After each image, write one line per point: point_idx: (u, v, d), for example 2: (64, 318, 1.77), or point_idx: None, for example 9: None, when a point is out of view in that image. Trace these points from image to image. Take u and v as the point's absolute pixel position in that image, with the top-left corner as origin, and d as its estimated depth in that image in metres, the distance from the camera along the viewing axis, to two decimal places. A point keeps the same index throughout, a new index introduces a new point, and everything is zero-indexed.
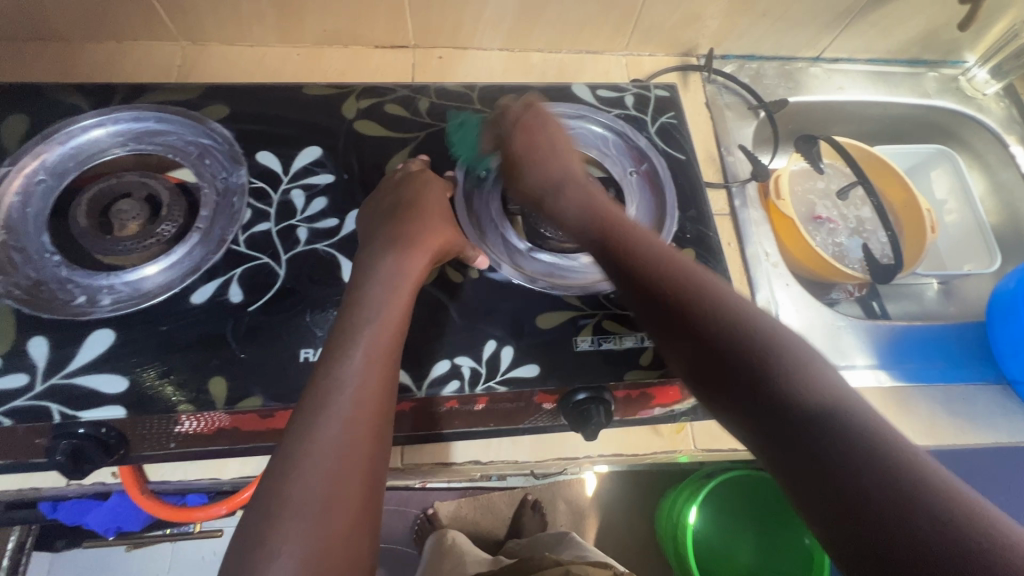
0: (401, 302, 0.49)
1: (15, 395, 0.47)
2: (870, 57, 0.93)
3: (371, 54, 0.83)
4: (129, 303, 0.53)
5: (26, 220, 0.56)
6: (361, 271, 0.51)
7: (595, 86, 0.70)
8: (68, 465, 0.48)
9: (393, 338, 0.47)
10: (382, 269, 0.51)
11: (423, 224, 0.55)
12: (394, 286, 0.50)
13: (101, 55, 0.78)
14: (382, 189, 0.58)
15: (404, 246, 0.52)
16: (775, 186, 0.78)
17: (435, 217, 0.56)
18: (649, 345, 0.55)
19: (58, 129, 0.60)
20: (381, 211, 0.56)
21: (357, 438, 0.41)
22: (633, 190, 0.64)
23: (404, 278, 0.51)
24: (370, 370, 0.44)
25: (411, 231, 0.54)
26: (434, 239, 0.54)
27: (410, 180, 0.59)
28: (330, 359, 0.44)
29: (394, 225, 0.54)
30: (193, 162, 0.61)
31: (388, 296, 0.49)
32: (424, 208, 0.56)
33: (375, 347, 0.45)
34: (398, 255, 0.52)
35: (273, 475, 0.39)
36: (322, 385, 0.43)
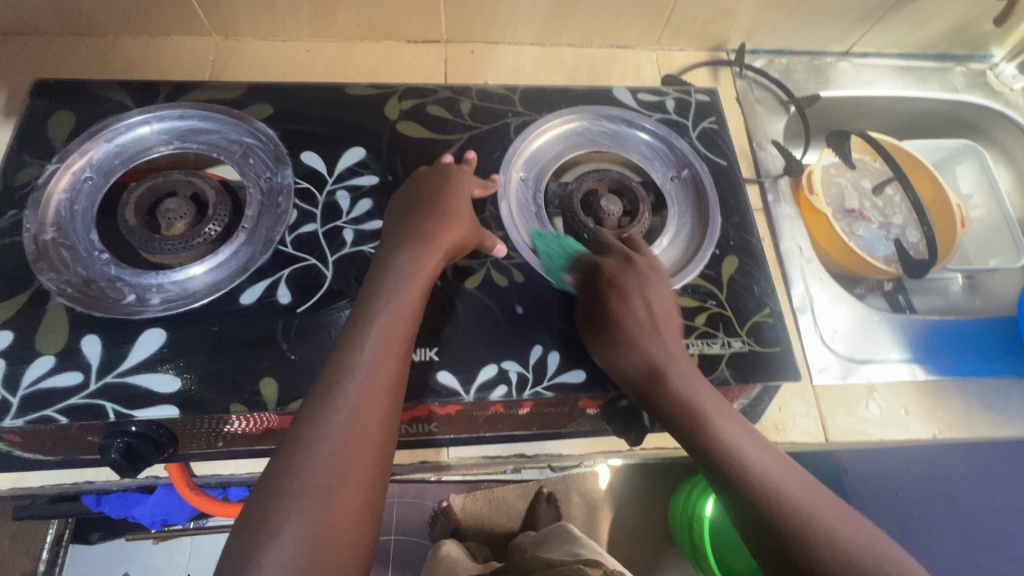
0: (416, 294, 0.49)
1: (70, 393, 0.48)
2: (898, 52, 0.93)
3: (403, 49, 0.83)
4: (179, 302, 0.53)
5: (74, 217, 0.56)
6: (382, 262, 0.51)
7: (635, 90, 0.69)
8: (122, 464, 0.48)
9: (406, 328, 0.47)
10: (398, 261, 0.51)
11: (443, 216, 0.54)
12: (409, 280, 0.50)
13: (136, 50, 0.78)
14: (409, 182, 0.58)
15: (420, 240, 0.52)
16: (808, 181, 0.79)
17: (458, 210, 0.55)
18: (695, 352, 0.55)
19: (104, 127, 0.60)
20: (404, 204, 0.56)
21: (364, 426, 0.41)
22: (674, 196, 0.65)
23: (420, 270, 0.50)
24: (380, 360, 0.44)
25: (433, 223, 0.53)
26: (449, 236, 0.53)
27: (428, 176, 0.58)
28: (340, 348, 0.45)
29: (414, 218, 0.54)
30: (237, 161, 0.61)
31: (404, 287, 0.49)
32: (446, 200, 0.56)
33: (386, 338, 0.45)
34: (420, 248, 0.52)
35: (281, 459, 0.40)
36: (331, 374, 0.43)
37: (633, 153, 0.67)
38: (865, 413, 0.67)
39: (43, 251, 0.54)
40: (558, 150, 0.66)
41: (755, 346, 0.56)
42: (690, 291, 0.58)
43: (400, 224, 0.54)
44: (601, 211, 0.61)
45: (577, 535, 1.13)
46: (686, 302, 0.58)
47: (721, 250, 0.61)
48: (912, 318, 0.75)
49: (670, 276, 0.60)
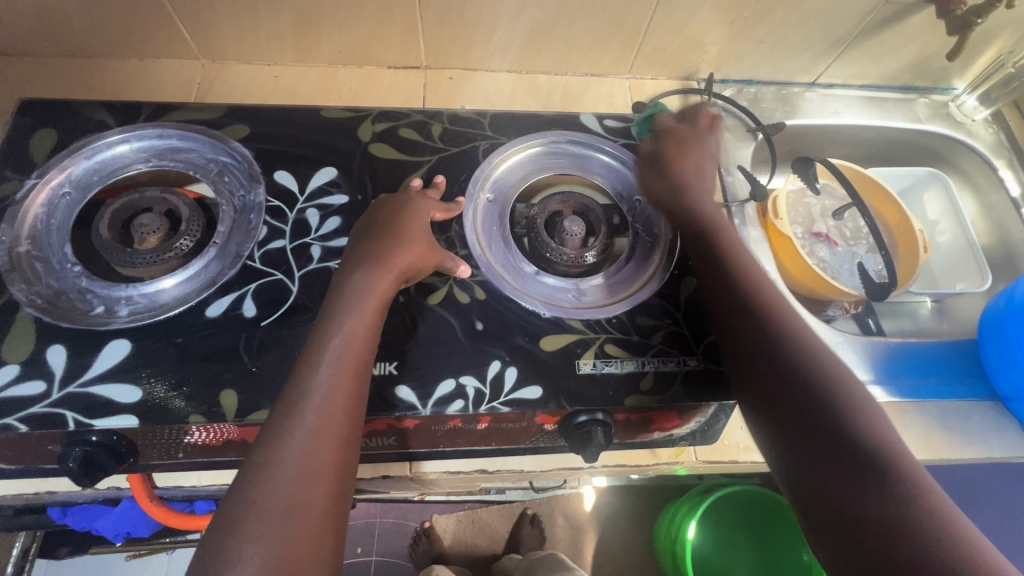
0: (370, 315, 0.50)
1: (32, 402, 0.49)
2: (864, 82, 0.96)
3: (384, 73, 0.87)
4: (146, 314, 0.55)
5: (50, 231, 0.58)
6: (337, 284, 0.52)
7: (602, 116, 0.72)
8: (80, 472, 0.49)
9: (364, 347, 0.48)
10: (353, 283, 0.52)
11: (401, 239, 0.56)
12: (366, 302, 0.50)
13: (125, 71, 0.81)
14: (371, 209, 0.60)
15: (378, 262, 0.53)
16: (773, 206, 0.82)
17: (415, 232, 0.57)
18: (650, 369, 0.56)
19: (84, 144, 0.62)
20: (362, 229, 0.58)
21: (323, 445, 0.41)
22: (638, 218, 0.67)
23: (373, 291, 0.51)
24: (337, 380, 0.45)
25: (388, 245, 0.55)
26: (403, 258, 0.54)
27: (387, 202, 0.60)
28: (299, 368, 0.45)
29: (370, 241, 0.55)
30: (213, 179, 0.63)
31: (359, 308, 0.50)
32: (403, 222, 0.57)
33: (347, 357, 0.46)
34: (375, 268, 0.53)
35: (238, 485, 0.39)
36: (287, 397, 0.43)
37: (597, 177, 0.69)
38: None
39: (17, 263, 0.55)
40: (525, 171, 0.68)
41: (710, 364, 0.57)
42: (648, 310, 0.60)
43: (357, 246, 0.55)
44: (564, 232, 0.64)
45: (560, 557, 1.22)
46: (644, 320, 0.59)
47: (680, 270, 0.62)
48: (875, 340, 0.76)
49: (629, 295, 0.61)
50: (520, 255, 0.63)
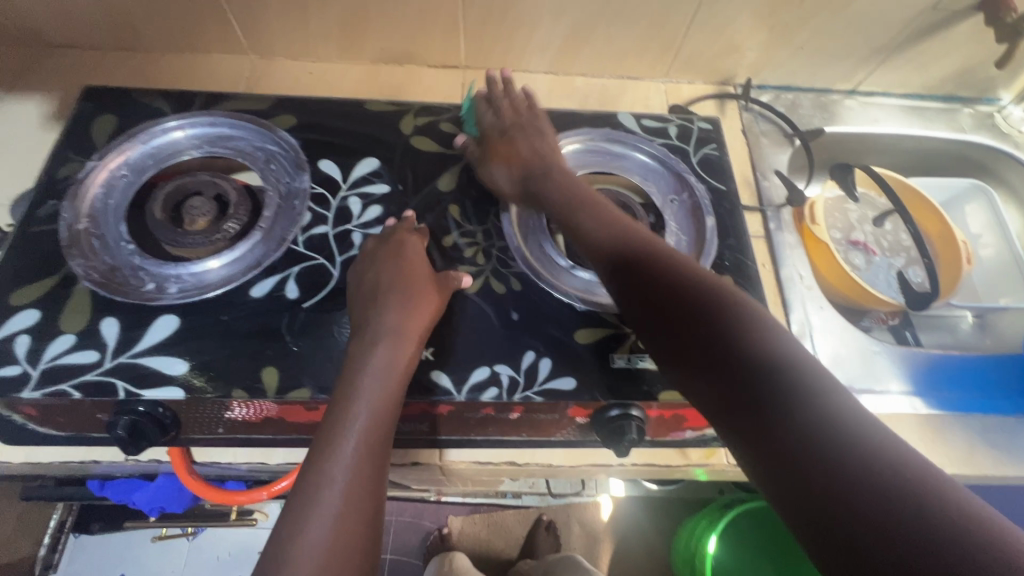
0: (392, 396, 0.49)
1: (86, 370, 0.51)
2: (906, 92, 0.95)
3: (424, 72, 0.89)
4: (193, 292, 0.57)
5: (106, 210, 0.60)
6: (355, 358, 0.51)
7: (640, 116, 0.72)
8: (127, 441, 0.51)
9: (381, 435, 0.48)
10: (373, 359, 0.50)
11: (412, 302, 0.54)
12: (389, 363, 0.50)
13: (179, 64, 0.85)
14: (365, 263, 0.57)
15: (392, 331, 0.52)
16: (810, 212, 0.81)
17: (420, 290, 0.55)
18: None
19: (142, 129, 0.65)
20: (370, 286, 0.55)
21: (354, 507, 0.43)
22: (673, 216, 0.66)
23: (392, 371, 0.50)
24: (367, 442, 0.46)
25: (403, 314, 0.54)
26: (418, 323, 0.54)
27: (387, 250, 0.58)
28: (319, 454, 0.45)
29: (385, 305, 0.54)
30: (260, 166, 0.65)
31: (380, 387, 0.49)
32: (416, 283, 0.56)
33: (366, 444, 0.46)
34: (394, 343, 0.52)
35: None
36: (308, 485, 0.44)
37: (633, 174, 0.69)
38: None
39: (76, 239, 0.57)
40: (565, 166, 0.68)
41: None
42: None
43: (365, 312, 0.54)
44: None
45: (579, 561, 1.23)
46: None
47: (716, 269, 0.62)
48: (914, 351, 0.75)
49: None
50: (555, 249, 0.64)
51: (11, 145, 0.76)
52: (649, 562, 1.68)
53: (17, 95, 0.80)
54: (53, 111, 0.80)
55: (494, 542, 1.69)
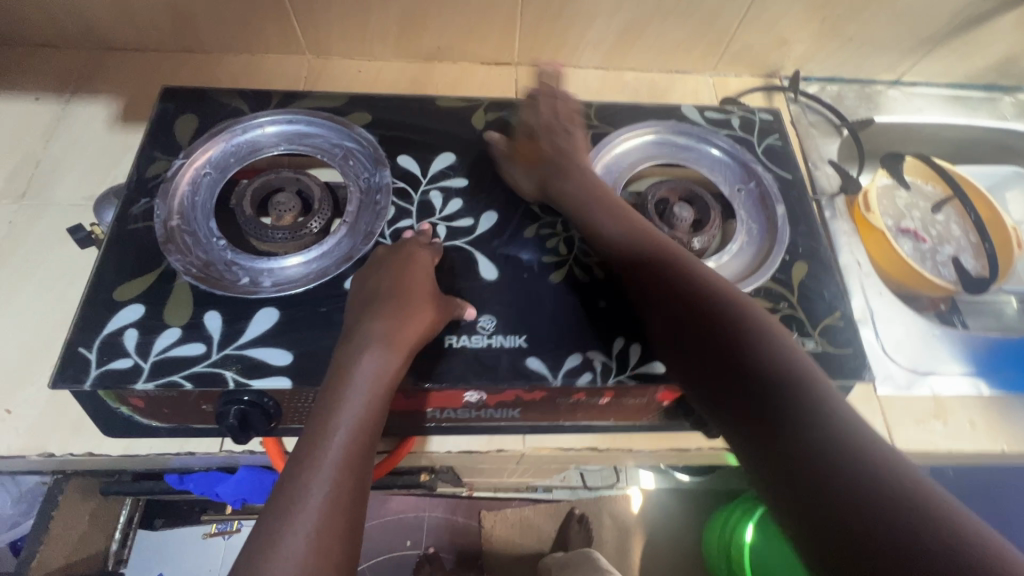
0: (376, 405, 0.49)
1: (195, 361, 0.52)
2: (947, 81, 0.97)
3: (477, 69, 0.90)
4: (288, 285, 0.58)
5: (194, 208, 0.61)
6: (340, 369, 0.50)
7: (702, 108, 0.74)
8: (236, 431, 0.52)
9: (362, 449, 0.47)
10: (358, 369, 0.49)
11: (408, 310, 0.54)
12: (381, 374, 0.50)
13: (239, 65, 0.86)
14: (367, 272, 0.57)
15: (386, 339, 0.51)
16: (864, 200, 0.82)
17: (418, 298, 0.55)
18: None
19: (223, 128, 0.66)
20: (366, 297, 0.55)
21: (335, 516, 0.42)
22: (742, 205, 0.68)
23: (377, 380, 0.49)
24: (349, 452, 0.46)
25: (394, 321, 0.52)
26: (413, 333, 0.53)
27: (387, 261, 0.57)
28: (298, 466, 0.45)
29: (376, 315, 0.53)
30: (339, 162, 0.66)
31: (363, 398, 0.48)
32: (408, 289, 0.55)
33: (348, 457, 0.46)
34: (383, 350, 0.51)
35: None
36: (284, 498, 0.43)
37: (700, 165, 0.70)
38: (932, 423, 0.69)
39: (171, 235, 0.59)
40: (633, 158, 0.70)
41: (828, 346, 0.58)
42: (763, 293, 0.61)
43: (361, 321, 0.53)
44: (675, 218, 0.65)
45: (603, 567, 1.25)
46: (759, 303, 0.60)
47: (790, 255, 0.64)
48: (973, 334, 0.76)
49: (743, 278, 0.63)
50: None
51: (82, 147, 0.78)
52: (681, 554, 1.70)
53: (83, 98, 0.81)
54: (120, 113, 0.81)
55: (528, 534, 1.72)
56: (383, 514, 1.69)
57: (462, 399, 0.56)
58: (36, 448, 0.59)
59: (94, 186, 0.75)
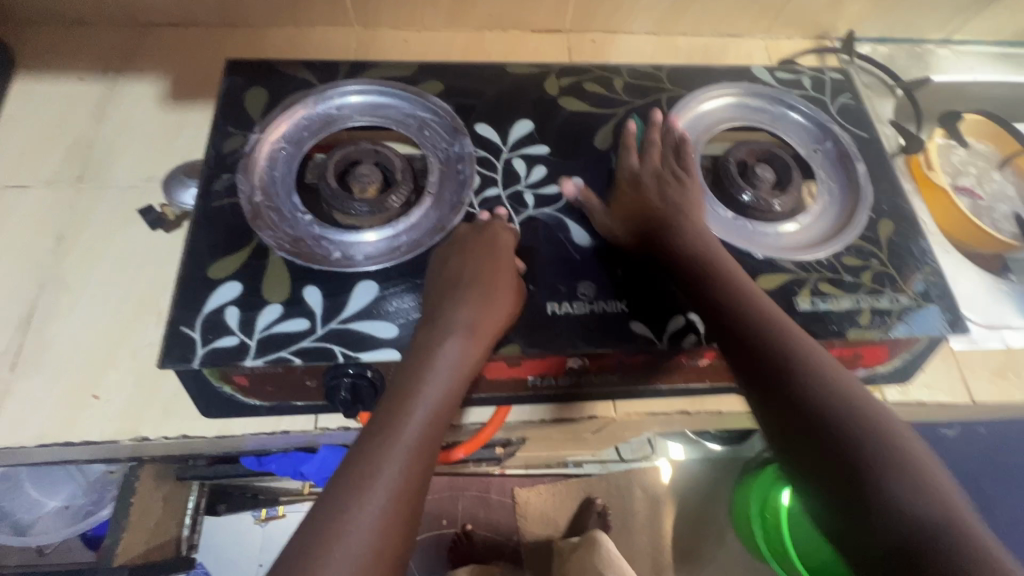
0: (451, 393, 0.48)
1: (301, 337, 0.51)
2: (995, 39, 0.96)
3: (529, 37, 0.88)
4: (381, 258, 0.57)
5: (275, 182, 0.60)
6: (421, 349, 0.50)
7: (772, 68, 0.73)
8: (347, 405, 0.51)
9: (435, 438, 0.46)
10: (441, 353, 0.49)
11: (490, 294, 0.53)
12: (460, 361, 0.49)
13: (286, 39, 0.84)
14: (446, 251, 0.56)
15: (470, 325, 0.51)
16: (927, 157, 0.82)
17: (501, 281, 0.54)
18: (866, 306, 0.57)
19: (294, 101, 0.64)
20: (446, 279, 0.54)
21: (402, 501, 0.42)
22: (820, 165, 0.67)
23: (457, 367, 0.49)
24: (424, 438, 0.45)
25: (477, 307, 0.52)
26: (495, 317, 0.52)
27: (463, 241, 0.56)
28: (373, 438, 0.45)
29: (459, 299, 0.52)
30: (415, 133, 0.64)
31: (443, 383, 0.48)
32: (490, 274, 0.54)
33: (423, 441, 0.45)
34: (464, 337, 0.50)
35: (300, 560, 0.38)
36: (360, 469, 0.43)
37: (775, 126, 0.70)
38: (1005, 376, 0.70)
39: (257, 211, 0.57)
40: (709, 121, 0.69)
41: (922, 301, 0.58)
42: (853, 250, 0.61)
43: (445, 300, 0.53)
44: (757, 178, 0.65)
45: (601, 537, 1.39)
46: (851, 261, 0.60)
47: (875, 213, 0.64)
48: None
49: (831, 237, 0.63)
50: (715, 200, 0.64)
51: (133, 127, 0.75)
52: (710, 520, 1.75)
53: (128, 76, 0.79)
54: (168, 90, 0.78)
55: (562, 508, 1.74)
56: None
57: (565, 364, 0.55)
58: (130, 433, 0.58)
59: (153, 166, 0.73)
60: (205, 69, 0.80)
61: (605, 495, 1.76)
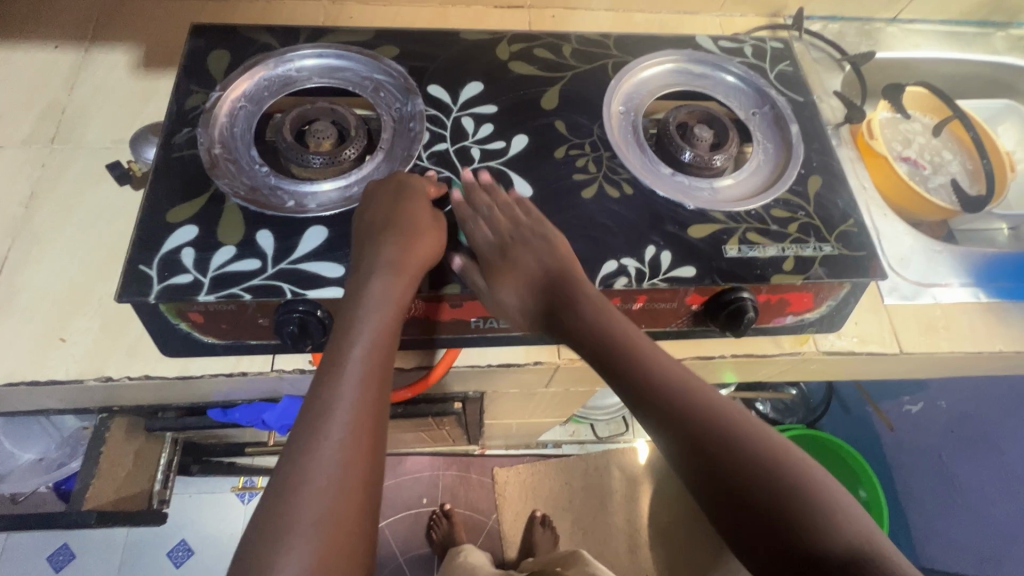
0: (387, 328, 0.51)
1: (252, 276, 0.55)
2: (942, 19, 1.00)
3: (491, 12, 0.91)
4: (332, 206, 0.60)
5: (235, 137, 0.63)
6: (352, 294, 0.52)
7: (716, 38, 0.77)
8: (295, 339, 0.55)
9: (380, 371, 0.49)
10: (371, 293, 0.52)
11: (410, 237, 0.55)
12: (388, 300, 0.52)
13: (255, 12, 0.87)
14: (364, 204, 0.58)
15: (395, 264, 0.53)
16: (868, 128, 0.86)
17: (421, 226, 0.56)
18: (790, 254, 0.61)
19: (256, 63, 0.67)
20: (367, 229, 0.56)
21: (358, 432, 0.45)
22: (758, 128, 0.71)
23: (389, 303, 0.52)
24: (368, 374, 0.48)
25: (401, 247, 0.54)
26: (417, 260, 0.54)
27: (383, 196, 0.58)
28: (319, 385, 0.48)
29: (382, 244, 0.54)
30: (370, 93, 0.68)
31: (376, 321, 0.51)
32: (409, 219, 0.56)
33: (365, 375, 0.48)
34: (390, 275, 0.53)
35: (274, 508, 0.41)
36: (312, 413, 0.46)
37: (718, 92, 0.73)
38: (936, 329, 0.74)
39: (216, 162, 0.61)
40: (653, 86, 0.73)
41: (844, 250, 0.62)
42: (782, 203, 0.65)
43: (367, 249, 0.55)
44: (695, 137, 0.68)
45: (582, 555, 1.39)
46: (779, 213, 0.64)
47: (806, 170, 0.67)
48: (971, 250, 0.81)
49: (763, 191, 0.66)
50: (656, 158, 0.68)
51: (105, 93, 0.78)
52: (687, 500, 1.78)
53: (102, 46, 0.82)
54: (140, 59, 0.81)
55: (540, 487, 1.78)
56: (399, 475, 1.75)
57: None
58: (95, 373, 0.62)
59: (123, 129, 0.76)
60: (176, 39, 0.83)
61: (584, 476, 1.79)
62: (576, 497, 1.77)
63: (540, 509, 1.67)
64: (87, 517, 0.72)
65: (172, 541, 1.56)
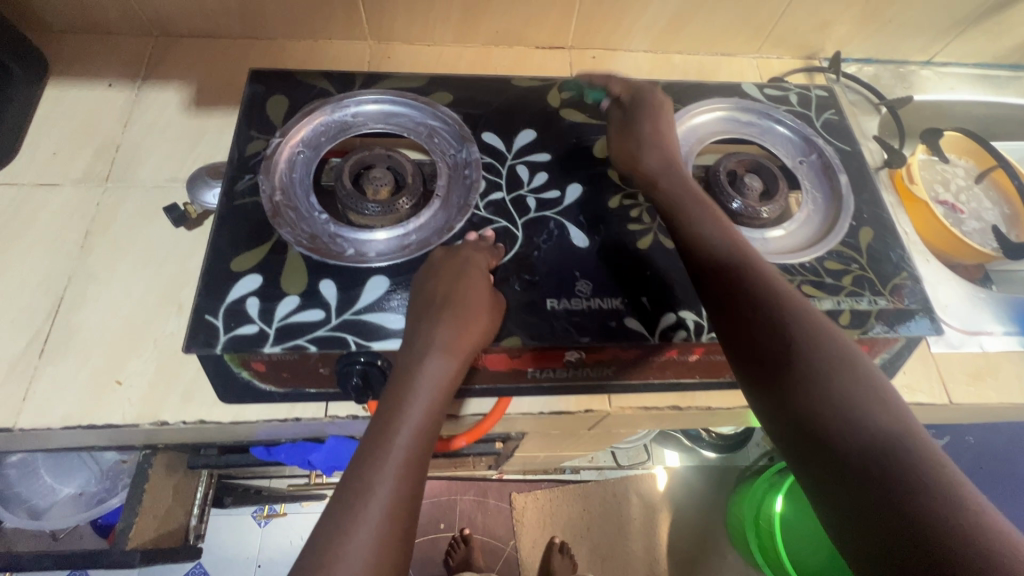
0: (434, 411, 0.50)
1: (316, 326, 0.55)
2: (976, 62, 1.01)
3: (532, 53, 0.93)
4: (392, 256, 0.61)
5: (294, 183, 0.64)
6: (403, 370, 0.52)
7: (761, 86, 0.78)
8: (356, 392, 0.54)
9: (421, 455, 0.48)
10: (422, 372, 0.51)
11: (466, 314, 0.54)
12: (439, 382, 0.51)
13: (302, 52, 0.89)
14: (423, 274, 0.58)
15: (448, 346, 0.53)
16: (908, 172, 0.86)
17: (478, 302, 0.55)
18: (846, 307, 0.61)
19: (313, 109, 0.68)
20: (425, 300, 0.56)
21: (394, 519, 0.43)
22: (805, 177, 0.72)
23: (438, 386, 0.51)
24: (411, 458, 0.47)
25: (456, 327, 0.53)
26: (470, 339, 0.53)
27: (444, 263, 0.58)
28: (360, 465, 0.46)
29: (438, 320, 0.54)
30: (425, 140, 0.69)
31: (425, 403, 0.50)
32: (468, 294, 0.55)
33: (409, 458, 0.47)
34: (443, 357, 0.52)
35: None
36: (349, 494, 0.44)
37: (764, 140, 0.74)
38: (982, 377, 0.74)
39: (277, 210, 0.61)
40: (702, 133, 0.74)
41: (899, 303, 0.62)
42: (835, 255, 0.65)
43: (421, 322, 0.54)
44: (745, 187, 0.68)
45: None
46: (832, 265, 0.64)
47: (856, 221, 0.68)
48: (1014, 296, 0.81)
49: (814, 243, 0.66)
50: None
51: (158, 131, 0.79)
52: (707, 527, 1.76)
53: (154, 85, 0.83)
54: (191, 97, 0.83)
55: (558, 514, 1.76)
56: None
57: (562, 357, 0.59)
58: (150, 417, 0.62)
59: (176, 169, 0.77)
60: (226, 78, 0.84)
61: (602, 502, 1.78)
62: (594, 523, 1.76)
63: (558, 536, 1.64)
64: (131, 556, 0.71)
65: (189, 563, 1.54)
